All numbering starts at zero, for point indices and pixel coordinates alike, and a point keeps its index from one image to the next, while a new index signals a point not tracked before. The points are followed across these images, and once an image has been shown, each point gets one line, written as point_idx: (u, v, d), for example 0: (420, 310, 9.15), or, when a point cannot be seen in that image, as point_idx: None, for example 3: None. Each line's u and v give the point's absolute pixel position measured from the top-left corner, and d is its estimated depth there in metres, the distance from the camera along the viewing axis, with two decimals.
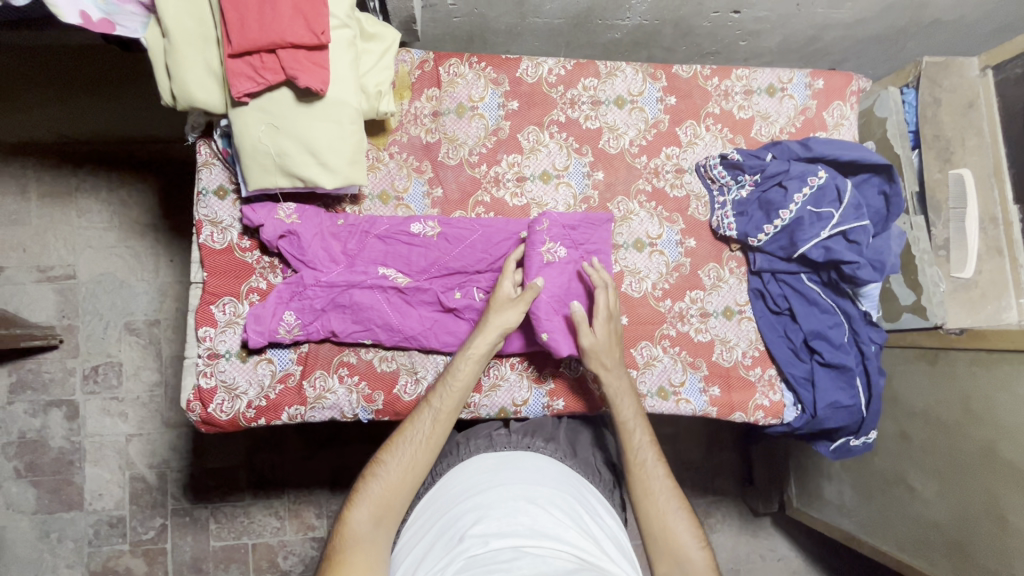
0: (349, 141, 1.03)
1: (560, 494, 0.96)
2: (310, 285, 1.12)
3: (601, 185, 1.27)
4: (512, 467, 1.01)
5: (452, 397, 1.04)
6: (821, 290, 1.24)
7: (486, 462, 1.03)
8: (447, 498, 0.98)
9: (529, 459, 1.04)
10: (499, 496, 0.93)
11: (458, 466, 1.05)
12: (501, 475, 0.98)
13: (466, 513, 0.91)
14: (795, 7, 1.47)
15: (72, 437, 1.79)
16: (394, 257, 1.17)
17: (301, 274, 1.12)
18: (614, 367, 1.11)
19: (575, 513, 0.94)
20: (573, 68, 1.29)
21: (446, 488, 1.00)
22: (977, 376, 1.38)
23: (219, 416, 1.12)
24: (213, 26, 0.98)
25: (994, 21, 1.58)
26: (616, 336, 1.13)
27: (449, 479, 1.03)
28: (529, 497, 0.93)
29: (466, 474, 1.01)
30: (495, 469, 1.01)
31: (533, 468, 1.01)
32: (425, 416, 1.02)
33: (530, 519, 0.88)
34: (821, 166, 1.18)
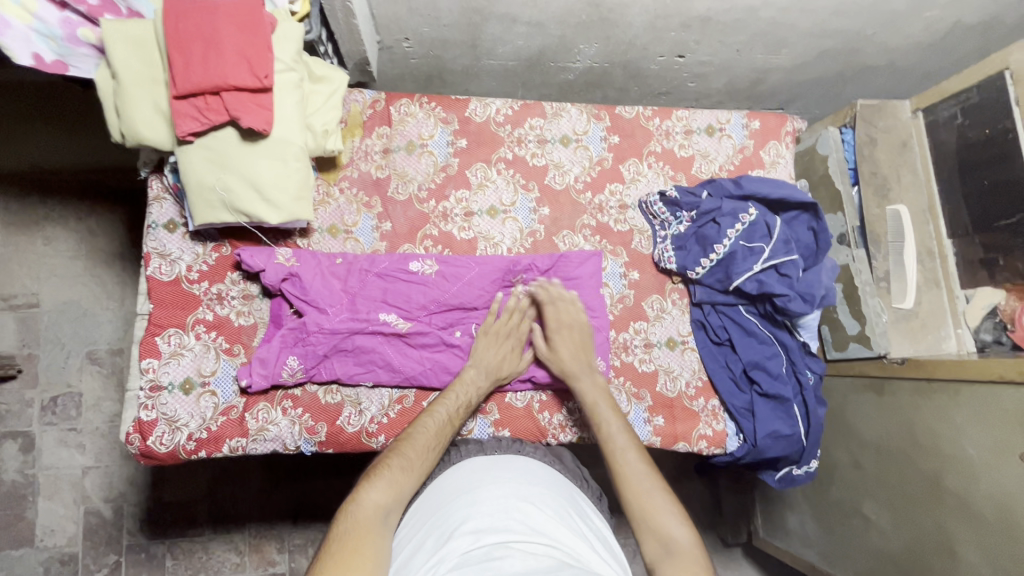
0: (294, 179, 1.07)
1: (553, 496, 0.96)
2: (314, 332, 1.16)
3: (547, 220, 1.33)
4: (502, 470, 1.01)
5: (465, 408, 1.11)
6: (758, 321, 1.30)
7: (477, 464, 1.03)
8: (438, 500, 0.96)
9: (520, 461, 1.05)
10: (491, 494, 0.92)
11: (448, 470, 1.04)
12: (493, 475, 0.98)
13: (457, 511, 0.89)
14: (736, 53, 1.54)
15: (26, 470, 1.75)
16: (394, 296, 1.21)
17: (306, 319, 1.16)
18: (579, 372, 1.17)
19: (566, 513, 0.93)
20: (520, 109, 1.35)
21: (436, 490, 0.99)
22: (919, 406, 1.41)
23: (159, 449, 1.11)
24: (161, 67, 1.01)
25: (926, 65, 1.67)
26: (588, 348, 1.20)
27: (439, 482, 1.02)
28: (522, 496, 0.92)
29: (455, 476, 1.01)
30: (485, 470, 1.01)
31: (524, 468, 1.02)
32: (439, 417, 1.06)
33: (524, 516, 0.87)
34: (751, 204, 1.25)
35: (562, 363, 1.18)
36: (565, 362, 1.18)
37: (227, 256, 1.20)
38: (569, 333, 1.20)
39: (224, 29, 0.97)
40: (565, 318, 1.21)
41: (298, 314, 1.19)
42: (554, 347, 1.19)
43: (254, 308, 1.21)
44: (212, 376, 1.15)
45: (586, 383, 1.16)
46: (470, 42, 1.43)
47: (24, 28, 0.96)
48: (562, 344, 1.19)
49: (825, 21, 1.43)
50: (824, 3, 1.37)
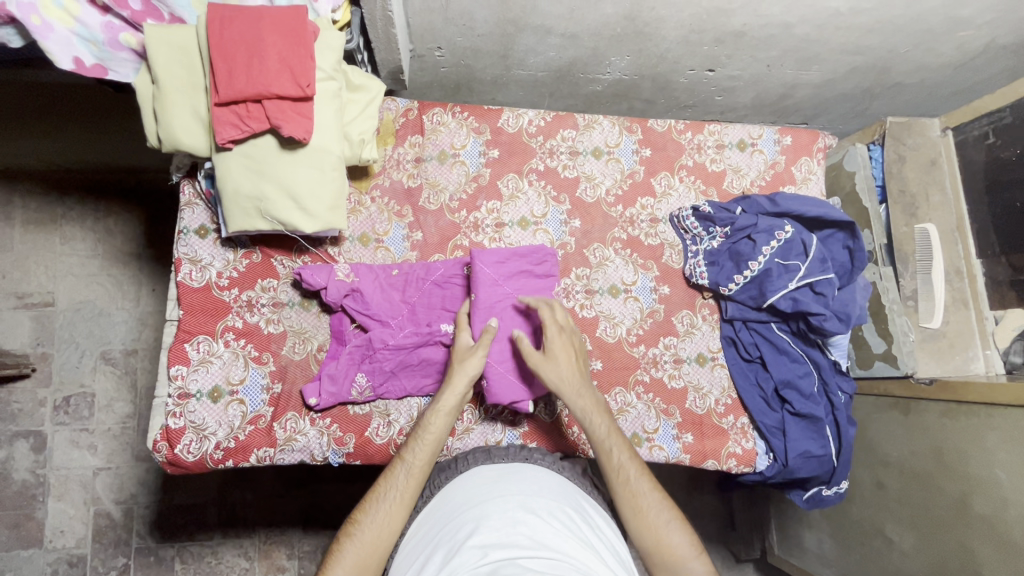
0: (330, 188, 1.06)
1: (563, 508, 0.92)
2: (379, 349, 1.17)
3: (577, 232, 1.32)
4: (508, 481, 0.97)
5: (427, 448, 0.99)
6: (790, 339, 1.29)
7: (485, 475, 1.00)
8: (445, 513, 0.93)
9: (530, 472, 1.01)
10: (498, 507, 0.88)
11: (457, 479, 1.02)
12: (501, 486, 0.95)
13: (464, 525, 0.86)
14: (766, 68, 1.54)
15: (37, 470, 1.74)
16: (452, 304, 1.22)
17: (371, 337, 1.17)
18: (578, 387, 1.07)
19: (575, 526, 0.88)
20: (552, 120, 1.35)
21: (444, 502, 0.96)
22: (948, 427, 1.39)
23: (186, 457, 1.10)
24: (202, 74, 1.00)
25: (956, 84, 1.66)
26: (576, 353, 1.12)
27: (446, 494, 0.99)
28: (529, 507, 0.88)
29: (462, 488, 0.98)
30: (494, 481, 0.97)
31: (534, 479, 0.98)
32: (401, 469, 0.97)
33: (531, 529, 0.83)
34: (787, 221, 1.25)
35: (561, 378, 1.07)
36: (565, 378, 1.07)
37: (259, 263, 1.19)
38: (568, 343, 1.11)
39: (269, 39, 0.96)
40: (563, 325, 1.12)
41: (361, 330, 1.20)
42: (552, 359, 1.08)
43: (284, 316, 1.20)
44: (240, 385, 1.14)
45: (574, 400, 1.06)
46: (502, 52, 1.42)
47: (67, 33, 0.97)
48: (562, 354, 1.09)
49: (859, 39, 1.43)
50: (861, 21, 1.36)
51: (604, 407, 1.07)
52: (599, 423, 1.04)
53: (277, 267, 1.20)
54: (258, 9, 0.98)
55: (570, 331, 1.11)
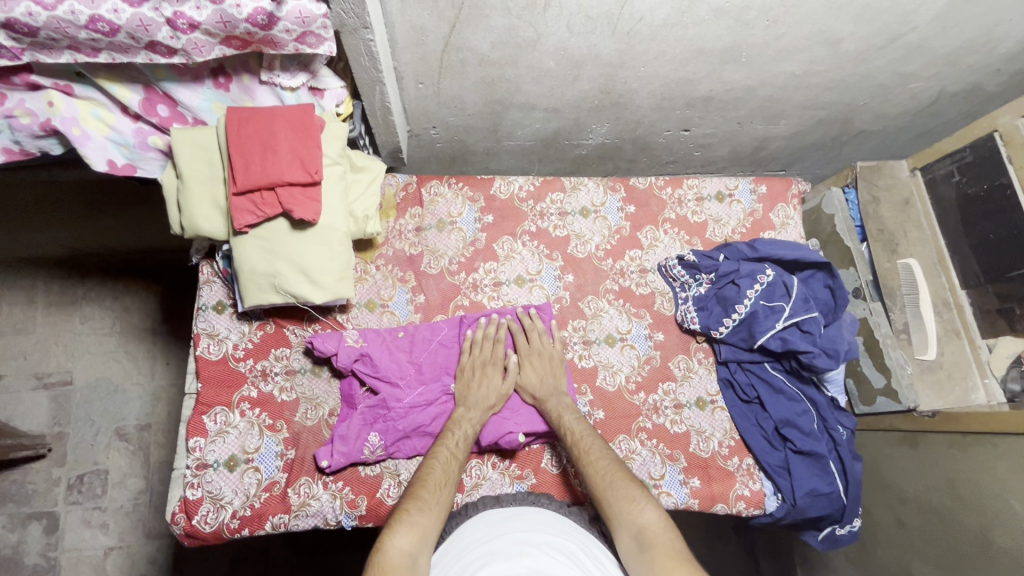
0: (338, 262, 1.15)
1: (566, 543, 0.94)
2: (395, 407, 1.22)
3: (571, 286, 1.40)
4: (513, 521, 0.99)
5: (466, 440, 1.14)
6: (785, 377, 1.33)
7: (491, 516, 1.03)
8: (452, 553, 0.95)
9: (536, 512, 1.04)
10: (505, 544, 0.91)
11: (465, 522, 1.04)
12: (506, 526, 0.97)
13: (471, 564, 0.88)
14: (737, 126, 1.66)
15: (49, 553, 1.75)
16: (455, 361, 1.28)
17: (384, 397, 1.22)
18: (548, 394, 1.23)
19: (579, 561, 0.91)
20: (541, 184, 1.45)
21: (452, 542, 0.98)
22: (958, 458, 1.39)
23: (203, 528, 1.13)
24: (220, 167, 1.11)
25: (918, 128, 1.77)
26: (552, 368, 1.27)
27: (454, 535, 1.01)
28: (533, 543, 0.91)
29: (471, 528, 1.00)
30: (499, 522, 1.00)
31: (539, 519, 1.01)
32: (445, 453, 1.10)
33: (536, 563, 0.85)
34: (768, 265, 1.32)
35: (531, 388, 1.24)
36: (535, 387, 1.24)
37: (272, 334, 1.26)
38: (540, 359, 1.27)
39: (281, 134, 1.07)
40: (537, 345, 1.28)
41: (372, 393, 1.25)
42: (525, 372, 1.26)
43: (297, 383, 1.26)
44: (256, 453, 1.18)
45: (554, 403, 1.21)
46: (492, 127, 1.55)
47: (102, 139, 1.10)
48: (530, 370, 1.26)
49: (818, 96, 1.55)
50: (816, 81, 1.49)
51: (574, 408, 1.21)
52: (572, 418, 1.17)
53: (290, 337, 1.27)
54: (271, 109, 1.10)
55: (546, 347, 1.29)
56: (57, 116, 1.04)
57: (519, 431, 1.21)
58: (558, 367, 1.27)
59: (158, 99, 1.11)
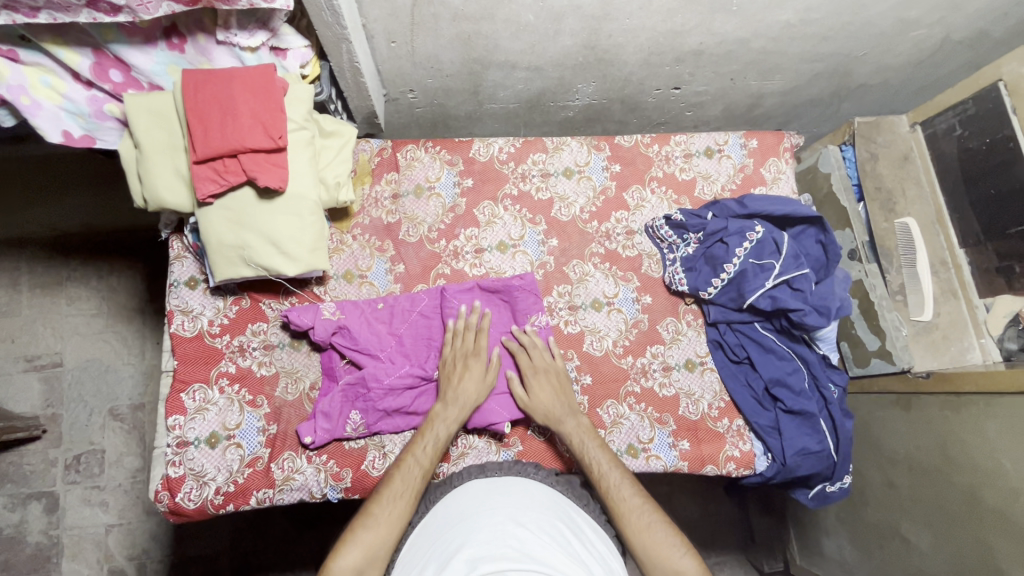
0: (309, 231, 1.11)
1: (551, 520, 0.92)
2: (373, 387, 1.18)
3: (555, 251, 1.36)
4: (498, 495, 0.97)
5: (434, 445, 1.09)
6: (776, 338, 1.30)
7: (476, 488, 1.01)
8: (436, 529, 0.93)
9: (522, 485, 1.02)
10: (488, 521, 0.88)
11: (450, 493, 1.03)
12: (491, 501, 0.95)
13: (454, 540, 0.86)
14: (730, 81, 1.58)
15: (51, 531, 1.76)
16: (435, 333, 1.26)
17: (365, 374, 1.19)
18: (562, 416, 1.16)
19: (563, 539, 0.89)
20: (522, 146, 1.39)
21: (436, 517, 0.97)
22: (950, 419, 1.37)
23: (187, 505, 1.12)
24: (180, 135, 1.06)
25: (919, 80, 1.70)
26: (560, 387, 1.21)
27: (438, 509, 0.99)
28: (518, 520, 0.89)
29: (455, 501, 0.98)
30: (483, 496, 0.97)
31: (525, 493, 0.99)
32: (408, 463, 1.05)
33: (520, 542, 0.83)
34: (757, 222, 1.28)
35: (542, 410, 1.18)
36: (548, 408, 1.17)
37: (248, 309, 1.23)
38: (546, 377, 1.21)
39: (240, 96, 1.01)
40: (539, 362, 1.22)
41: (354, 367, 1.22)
42: (532, 393, 1.19)
43: (275, 357, 1.23)
44: (237, 429, 1.16)
45: (571, 426, 1.15)
46: (472, 89, 1.48)
47: (55, 108, 1.04)
48: (540, 389, 1.19)
49: (815, 47, 1.47)
50: (812, 30, 1.41)
51: (592, 431, 1.15)
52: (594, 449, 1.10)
53: (266, 310, 1.24)
54: (229, 71, 1.03)
55: (553, 367, 1.21)
56: (3, 84, 0.99)
57: (502, 423, 1.20)
58: (565, 385, 1.22)
59: (110, 63, 1.04)
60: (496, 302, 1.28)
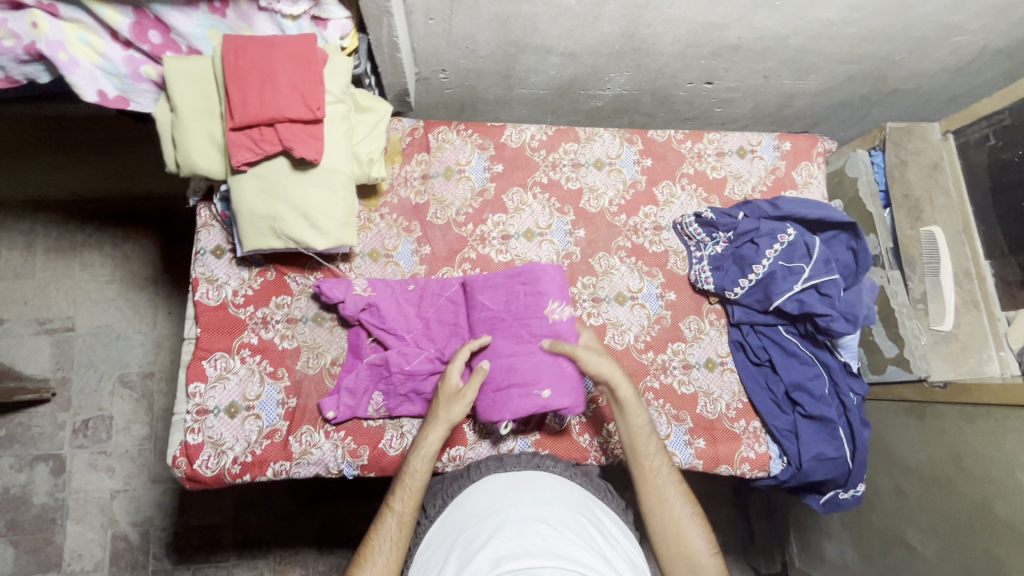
0: (340, 206, 1.10)
1: (573, 515, 0.93)
2: (395, 372, 1.18)
3: (582, 242, 1.35)
4: (520, 490, 0.98)
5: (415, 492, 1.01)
6: (799, 342, 1.30)
7: (497, 484, 1.01)
8: (458, 523, 0.94)
9: (542, 479, 1.02)
10: (512, 518, 0.89)
11: (470, 487, 1.03)
12: (513, 497, 0.96)
13: (477, 535, 0.87)
14: (763, 79, 1.56)
15: (56, 494, 1.77)
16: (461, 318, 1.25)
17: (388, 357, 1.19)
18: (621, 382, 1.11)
19: (587, 534, 0.89)
20: (554, 134, 1.39)
21: (458, 511, 0.98)
22: (965, 431, 1.37)
23: (204, 472, 1.12)
24: (217, 101, 1.05)
25: (953, 89, 1.68)
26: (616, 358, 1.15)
27: (459, 503, 1.00)
28: (541, 516, 0.89)
29: (477, 496, 0.99)
30: (505, 491, 0.98)
31: (546, 488, 0.99)
32: (393, 517, 0.98)
33: (544, 539, 0.83)
34: (789, 224, 1.28)
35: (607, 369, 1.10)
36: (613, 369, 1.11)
37: (272, 281, 1.23)
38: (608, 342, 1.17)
39: (280, 66, 1.01)
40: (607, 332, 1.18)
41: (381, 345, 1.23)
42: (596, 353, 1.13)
43: (298, 331, 1.23)
44: (256, 400, 1.17)
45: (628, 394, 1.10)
46: (504, 72, 1.47)
47: (92, 67, 1.03)
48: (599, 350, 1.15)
49: (854, 47, 1.45)
50: (853, 30, 1.39)
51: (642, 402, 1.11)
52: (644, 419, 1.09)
53: (290, 284, 1.24)
54: (269, 39, 1.02)
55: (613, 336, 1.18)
56: (43, 39, 0.97)
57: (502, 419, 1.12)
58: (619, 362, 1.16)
59: (150, 24, 1.03)
60: (519, 290, 1.22)
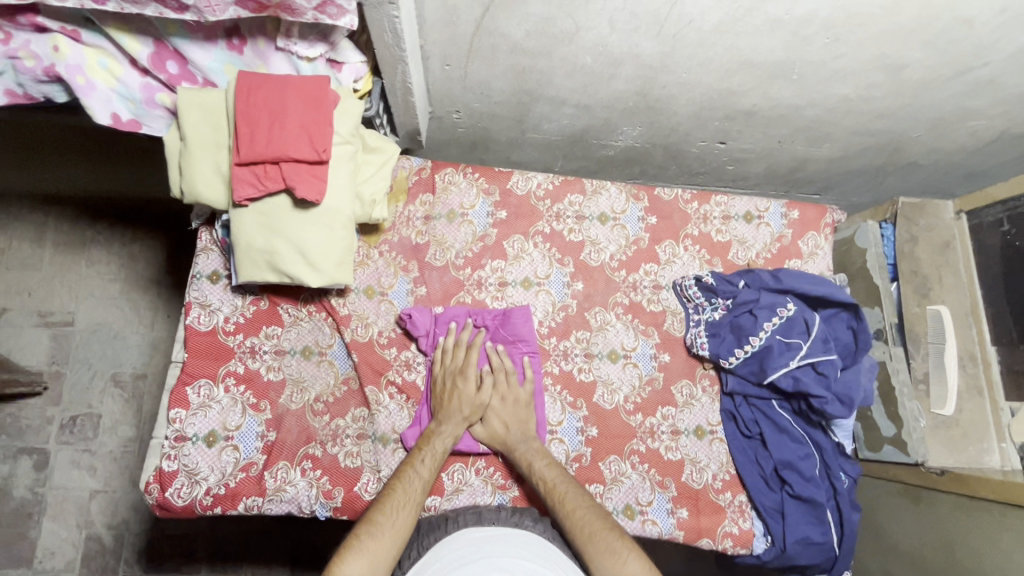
0: (339, 246, 1.10)
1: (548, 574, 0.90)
2: None
3: (580, 295, 1.34)
4: (495, 545, 0.95)
5: (438, 456, 1.12)
6: (792, 419, 1.27)
7: (472, 535, 0.99)
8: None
9: (518, 535, 0.99)
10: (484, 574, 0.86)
11: (445, 539, 1.00)
12: (488, 548, 0.94)
13: None
14: (777, 143, 1.56)
15: (36, 488, 1.76)
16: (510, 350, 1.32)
17: None
18: (516, 441, 1.16)
19: None
20: (561, 184, 1.39)
21: (430, 563, 0.94)
22: (960, 521, 1.33)
23: (175, 501, 1.10)
24: (226, 134, 1.06)
25: (971, 168, 1.66)
26: (517, 404, 1.20)
27: (432, 554, 0.97)
28: (512, 573, 0.87)
29: (450, 548, 0.96)
30: (480, 545, 0.95)
31: (523, 544, 0.97)
32: (409, 474, 1.08)
33: None
34: (790, 298, 1.25)
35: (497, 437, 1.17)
36: (501, 435, 1.17)
37: (265, 310, 1.23)
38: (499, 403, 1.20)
39: (292, 106, 1.02)
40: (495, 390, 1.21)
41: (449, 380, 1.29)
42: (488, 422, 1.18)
43: (285, 363, 1.22)
44: (236, 431, 1.16)
45: (523, 450, 1.15)
46: (518, 118, 1.47)
47: (108, 91, 1.05)
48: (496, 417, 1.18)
49: (870, 122, 1.44)
50: (871, 106, 1.38)
51: (544, 452, 1.15)
52: (541, 462, 1.13)
53: (282, 315, 1.24)
54: (283, 79, 1.03)
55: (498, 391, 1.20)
56: (62, 62, 0.98)
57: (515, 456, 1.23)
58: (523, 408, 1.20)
59: (168, 55, 1.05)
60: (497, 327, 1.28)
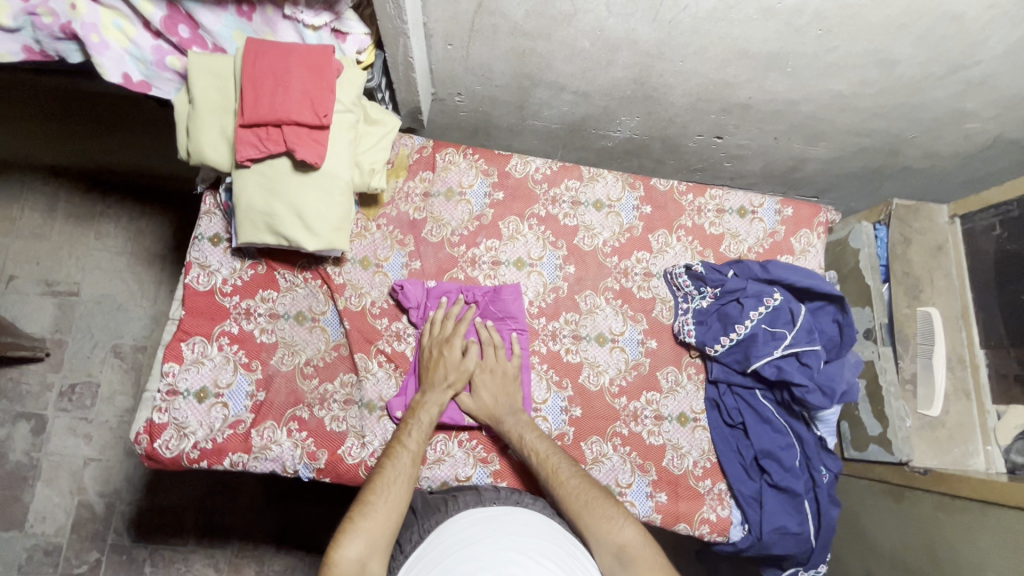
0: (336, 211, 1.13)
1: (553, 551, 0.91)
2: None
3: (571, 278, 1.36)
4: (499, 524, 0.95)
5: (427, 428, 1.13)
6: (775, 409, 1.28)
7: (474, 515, 0.98)
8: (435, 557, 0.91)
9: (520, 513, 1.00)
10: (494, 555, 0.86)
11: (447, 517, 1.00)
12: (494, 528, 0.93)
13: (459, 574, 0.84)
14: (773, 141, 1.58)
15: (32, 454, 1.79)
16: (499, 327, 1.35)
17: None
18: (503, 414, 1.18)
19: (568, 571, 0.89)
20: (558, 170, 1.41)
21: (434, 544, 0.94)
22: (941, 520, 1.33)
23: (163, 452, 1.13)
24: (233, 98, 1.09)
25: (966, 174, 1.67)
26: (502, 377, 1.22)
27: (435, 534, 0.96)
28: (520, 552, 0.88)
29: (453, 529, 0.95)
30: (483, 524, 0.95)
31: (525, 522, 0.97)
32: (401, 450, 1.08)
33: None
34: (777, 288, 1.27)
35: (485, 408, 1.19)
36: (489, 407, 1.19)
37: (262, 275, 1.26)
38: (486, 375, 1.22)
39: (296, 71, 1.05)
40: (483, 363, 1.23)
41: None
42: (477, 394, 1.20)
43: (279, 327, 1.25)
44: (227, 389, 1.18)
45: (511, 422, 1.17)
46: (518, 103, 1.50)
47: (121, 51, 1.09)
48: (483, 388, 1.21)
49: (865, 121, 1.46)
50: (865, 104, 1.40)
51: (533, 426, 1.17)
52: (532, 436, 1.14)
53: (278, 280, 1.27)
54: (289, 46, 1.07)
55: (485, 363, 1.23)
56: (78, 20, 1.03)
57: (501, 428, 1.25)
58: (509, 380, 1.22)
59: (181, 19, 1.09)
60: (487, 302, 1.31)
